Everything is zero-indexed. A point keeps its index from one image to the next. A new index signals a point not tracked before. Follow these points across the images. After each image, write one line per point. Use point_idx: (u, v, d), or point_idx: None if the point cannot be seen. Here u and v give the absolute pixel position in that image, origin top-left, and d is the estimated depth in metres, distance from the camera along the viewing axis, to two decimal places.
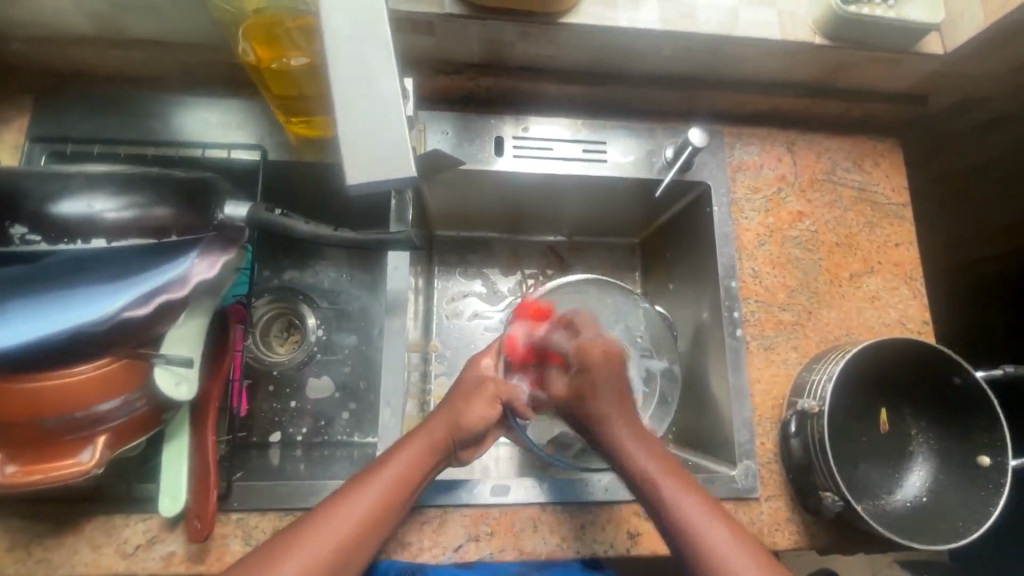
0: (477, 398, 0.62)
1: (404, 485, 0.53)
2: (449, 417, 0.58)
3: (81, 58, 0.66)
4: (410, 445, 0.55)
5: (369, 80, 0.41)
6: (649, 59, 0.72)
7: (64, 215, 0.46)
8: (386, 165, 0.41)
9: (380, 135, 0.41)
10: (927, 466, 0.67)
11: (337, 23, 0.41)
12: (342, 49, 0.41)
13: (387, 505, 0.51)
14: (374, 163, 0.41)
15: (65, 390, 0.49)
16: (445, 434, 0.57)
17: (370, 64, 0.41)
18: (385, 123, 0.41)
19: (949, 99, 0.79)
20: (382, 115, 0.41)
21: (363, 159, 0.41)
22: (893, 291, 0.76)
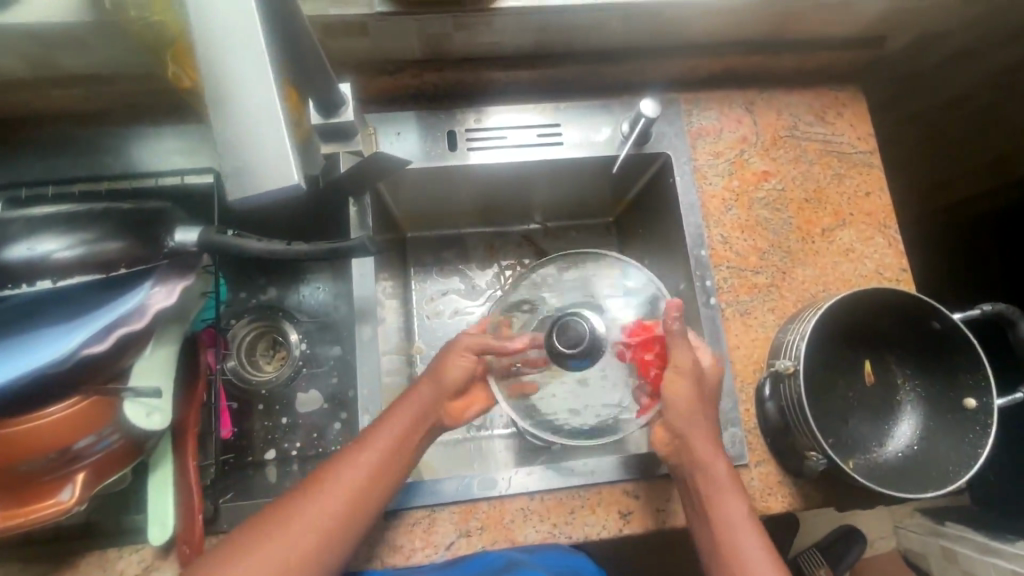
0: (454, 352, 0.58)
1: (399, 450, 0.53)
2: (434, 382, 0.57)
3: (24, 102, 0.66)
4: (406, 403, 0.55)
5: (241, 90, 0.37)
6: (592, 33, 0.70)
7: (10, 261, 0.47)
8: (261, 175, 0.37)
9: (255, 147, 0.38)
10: (916, 414, 0.67)
11: (211, 18, 0.37)
12: (212, 51, 0.37)
13: (384, 469, 0.52)
14: (249, 175, 0.37)
15: (36, 433, 0.49)
16: (433, 398, 0.56)
17: (242, 69, 0.37)
18: (261, 137, 0.38)
19: (906, 38, 0.77)
20: (253, 128, 0.37)
21: (245, 172, 0.37)
22: (867, 241, 0.74)
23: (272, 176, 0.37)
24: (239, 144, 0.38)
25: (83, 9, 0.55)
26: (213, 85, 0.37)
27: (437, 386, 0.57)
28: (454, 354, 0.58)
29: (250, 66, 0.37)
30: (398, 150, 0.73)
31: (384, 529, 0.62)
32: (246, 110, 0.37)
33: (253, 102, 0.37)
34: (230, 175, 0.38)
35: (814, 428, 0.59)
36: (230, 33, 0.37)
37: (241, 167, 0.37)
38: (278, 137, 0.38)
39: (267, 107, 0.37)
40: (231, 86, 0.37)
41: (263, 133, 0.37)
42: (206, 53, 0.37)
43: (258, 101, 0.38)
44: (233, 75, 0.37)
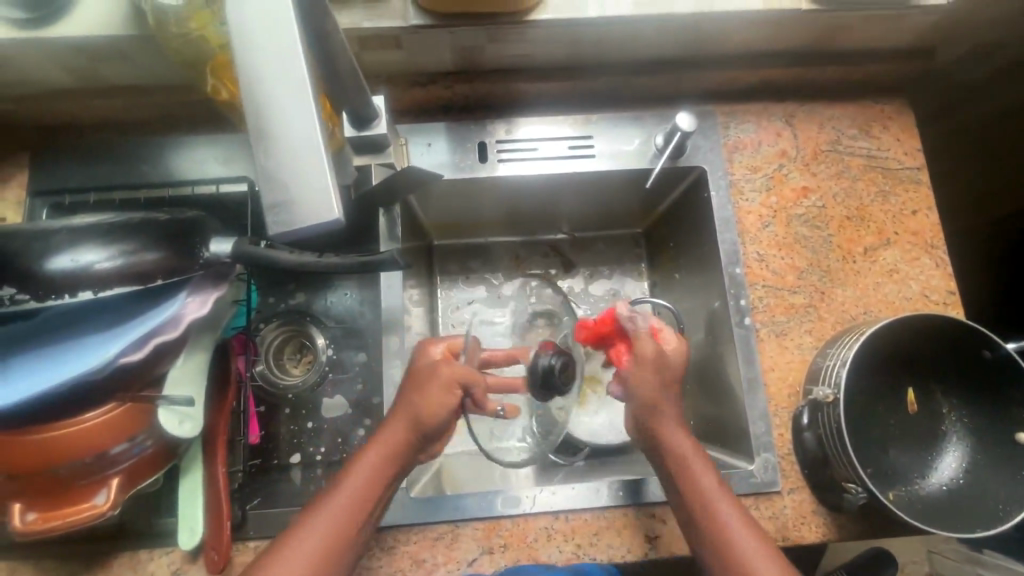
0: (429, 386, 0.53)
1: (373, 486, 0.52)
2: (407, 415, 0.53)
3: (70, 111, 0.68)
4: (384, 435, 0.53)
5: (285, 124, 0.38)
6: (627, 44, 0.69)
7: (54, 271, 0.48)
8: (301, 208, 0.38)
9: (297, 178, 0.38)
10: (963, 445, 0.63)
11: (263, 51, 0.38)
12: (259, 88, 0.38)
13: (359, 506, 0.51)
14: (290, 205, 0.38)
15: (77, 437, 0.51)
16: (407, 431, 0.53)
17: (286, 106, 0.38)
18: (302, 167, 0.38)
19: (958, 49, 0.74)
20: (296, 159, 0.38)
21: (287, 202, 0.38)
22: (913, 262, 0.71)
23: (312, 208, 0.38)
24: (282, 178, 0.38)
25: (128, 23, 0.56)
26: (258, 122, 0.39)
27: (412, 421, 0.53)
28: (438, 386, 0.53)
29: (293, 101, 0.38)
30: (428, 160, 0.72)
31: (407, 543, 0.62)
32: (289, 144, 0.38)
33: (294, 136, 0.38)
34: (272, 209, 0.38)
35: (853, 459, 0.56)
36: (275, 70, 0.38)
37: (283, 200, 0.38)
38: (319, 166, 0.38)
39: (308, 140, 0.38)
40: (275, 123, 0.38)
41: (304, 167, 0.38)
42: (253, 91, 0.38)
43: (300, 134, 0.38)
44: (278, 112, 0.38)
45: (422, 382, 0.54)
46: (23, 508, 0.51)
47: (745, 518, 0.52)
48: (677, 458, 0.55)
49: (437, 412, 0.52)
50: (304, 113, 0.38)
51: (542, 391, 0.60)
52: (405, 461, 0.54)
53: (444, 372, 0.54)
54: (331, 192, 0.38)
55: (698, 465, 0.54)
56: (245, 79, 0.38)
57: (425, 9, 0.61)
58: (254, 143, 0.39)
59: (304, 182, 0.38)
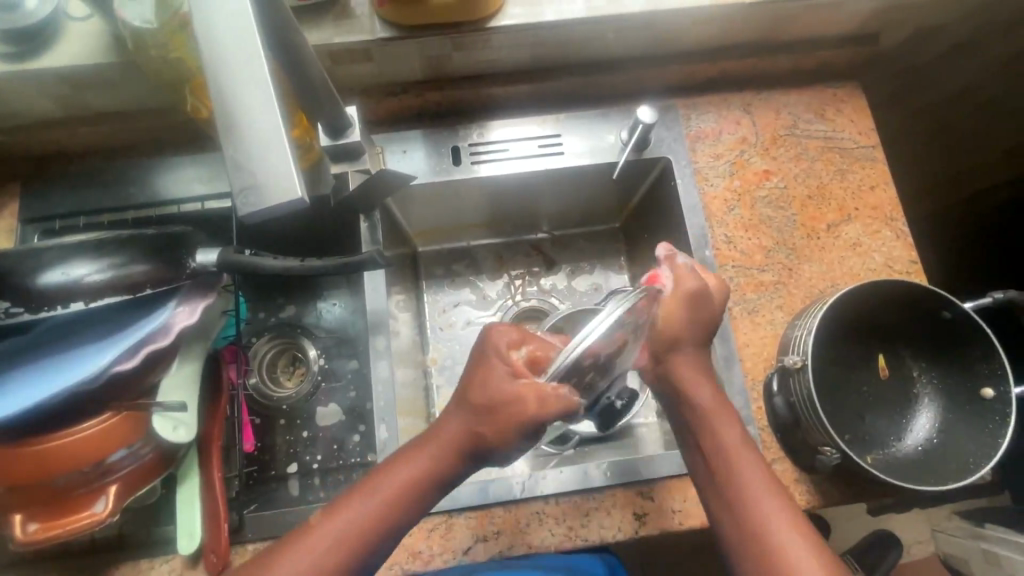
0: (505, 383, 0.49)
1: (413, 489, 0.50)
2: (465, 431, 0.50)
3: (57, 140, 0.71)
4: (427, 452, 0.51)
5: (250, 115, 0.39)
6: (588, 45, 0.73)
7: (45, 285, 0.50)
8: (271, 191, 0.39)
9: (264, 165, 0.39)
10: (934, 406, 0.66)
11: (228, 51, 0.40)
12: (225, 82, 0.40)
13: (393, 509, 0.49)
14: (259, 190, 0.39)
15: (74, 447, 0.52)
16: (457, 447, 0.50)
17: (250, 95, 0.39)
18: (267, 155, 0.39)
19: (900, 32, 0.78)
20: (263, 147, 0.39)
21: (258, 187, 0.39)
22: (875, 235, 0.74)
23: (281, 190, 0.39)
24: (248, 161, 0.39)
25: (111, 51, 0.60)
26: (224, 113, 0.40)
27: (469, 433, 0.50)
28: (518, 407, 0.48)
29: (258, 91, 0.40)
30: (405, 167, 0.75)
31: (402, 536, 0.64)
32: (255, 129, 0.39)
33: (258, 122, 0.39)
34: (242, 193, 0.39)
35: (826, 423, 0.59)
36: (240, 64, 0.40)
37: (253, 183, 0.39)
38: (283, 154, 0.39)
39: (274, 127, 0.40)
40: (240, 111, 0.40)
41: (270, 150, 0.39)
42: (217, 82, 0.40)
43: (264, 120, 0.39)
44: (241, 101, 0.39)
45: (502, 402, 0.48)
46: (25, 519, 0.53)
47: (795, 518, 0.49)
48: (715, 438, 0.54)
49: (504, 439, 0.49)
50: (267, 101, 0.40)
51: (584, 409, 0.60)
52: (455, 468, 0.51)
53: (529, 403, 0.47)
54: (297, 177, 0.39)
55: (742, 457, 0.52)
56: (210, 72, 0.40)
57: (392, 22, 0.65)
58: (222, 132, 0.40)
59: (270, 168, 0.39)
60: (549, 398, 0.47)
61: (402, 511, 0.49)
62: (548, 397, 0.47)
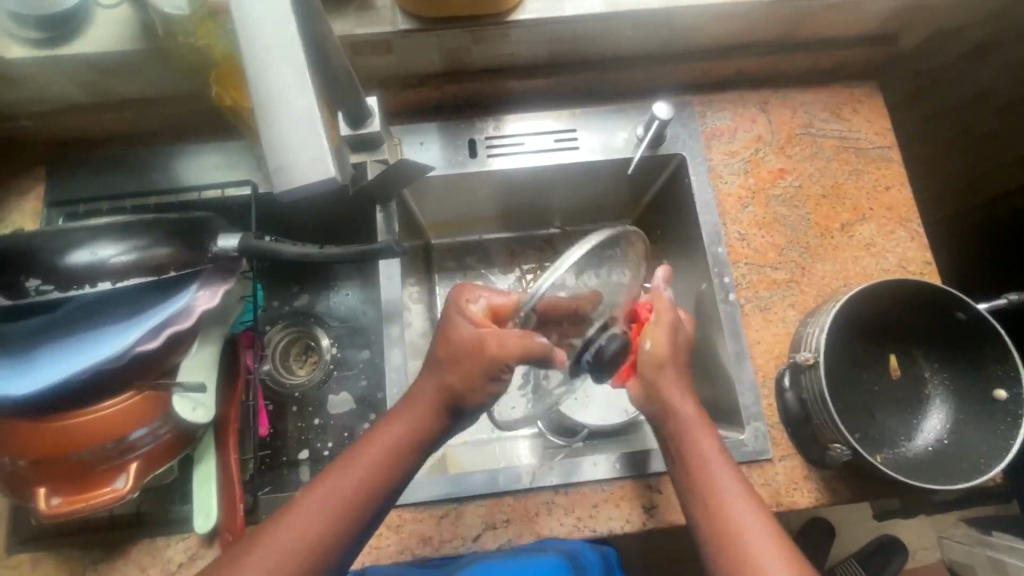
0: (465, 356, 0.53)
1: (395, 456, 0.53)
2: (436, 388, 0.54)
3: (84, 125, 0.72)
4: (404, 416, 0.54)
5: (286, 105, 0.41)
6: (606, 41, 0.73)
7: (73, 265, 0.51)
8: (305, 173, 0.41)
9: (299, 153, 0.41)
10: (946, 407, 0.66)
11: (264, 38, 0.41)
12: (260, 69, 0.41)
13: (379, 475, 0.52)
14: (293, 175, 0.41)
15: (100, 422, 0.54)
16: (434, 407, 0.54)
17: (285, 80, 0.41)
18: (302, 144, 0.41)
19: (919, 32, 0.78)
20: (296, 136, 0.41)
21: (292, 171, 0.41)
22: (889, 235, 0.74)
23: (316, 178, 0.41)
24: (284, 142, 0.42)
25: (138, 38, 0.61)
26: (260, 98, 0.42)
27: (442, 392, 0.54)
28: (485, 366, 0.53)
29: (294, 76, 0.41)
30: (422, 159, 0.76)
31: (413, 522, 0.64)
32: (293, 112, 0.42)
33: (294, 106, 0.41)
34: (278, 173, 0.41)
35: (836, 420, 0.59)
36: (274, 57, 0.41)
37: (287, 168, 0.41)
38: (316, 143, 0.41)
39: (307, 112, 0.42)
40: (277, 93, 0.41)
41: (308, 133, 0.41)
42: (255, 65, 0.41)
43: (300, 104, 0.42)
44: (277, 85, 0.41)
45: (463, 354, 0.53)
46: (49, 494, 0.54)
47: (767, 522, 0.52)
48: (690, 455, 0.56)
49: (470, 386, 0.53)
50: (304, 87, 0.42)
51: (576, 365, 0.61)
52: (432, 433, 0.55)
53: (488, 341, 0.53)
54: (328, 160, 0.42)
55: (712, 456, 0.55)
56: (249, 59, 0.41)
57: (414, 15, 0.66)
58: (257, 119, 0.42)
59: (301, 155, 0.41)
60: (502, 338, 0.53)
61: (389, 475, 0.52)
62: (504, 337, 0.52)
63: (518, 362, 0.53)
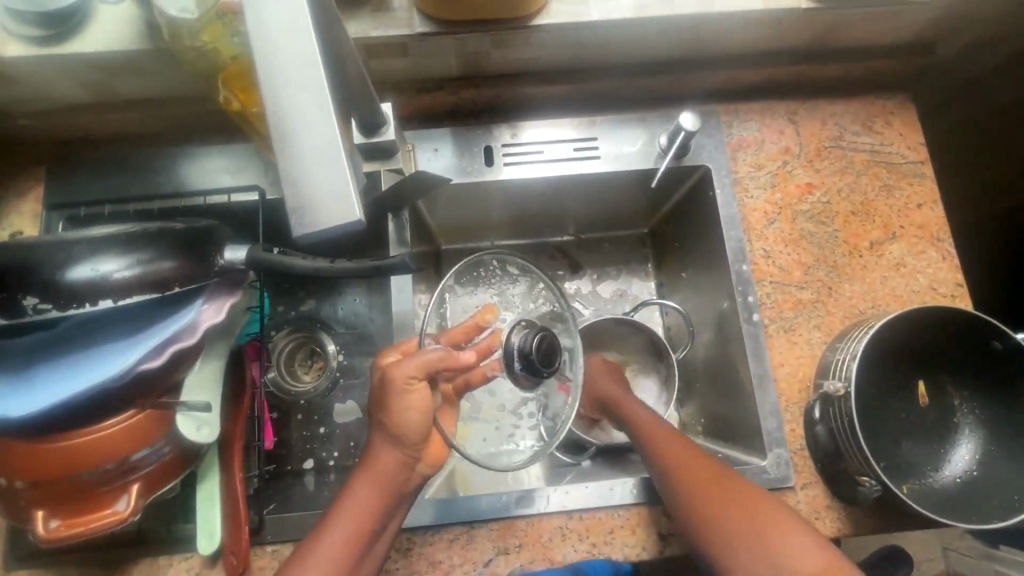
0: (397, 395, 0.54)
1: (374, 510, 0.53)
2: (384, 435, 0.55)
3: (85, 125, 0.69)
4: (375, 469, 0.54)
5: (306, 131, 0.39)
6: (631, 47, 0.70)
7: (74, 281, 0.49)
8: (329, 214, 0.38)
9: (319, 185, 0.39)
10: (976, 437, 0.64)
11: (280, 54, 0.39)
12: (280, 92, 0.39)
13: (364, 529, 0.53)
14: (313, 211, 0.39)
15: (99, 442, 0.52)
16: (394, 452, 0.55)
17: (306, 108, 0.39)
18: (322, 175, 0.39)
19: (957, 42, 0.74)
20: (316, 167, 0.39)
21: (313, 207, 0.39)
22: (920, 255, 0.71)
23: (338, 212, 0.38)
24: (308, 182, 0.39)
25: (143, 38, 0.58)
26: (280, 125, 0.40)
27: (392, 440, 0.55)
28: (399, 394, 0.53)
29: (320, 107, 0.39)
30: (436, 166, 0.73)
31: (423, 546, 0.63)
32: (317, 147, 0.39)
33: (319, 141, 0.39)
34: (298, 213, 0.39)
35: (865, 452, 0.57)
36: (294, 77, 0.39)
37: (306, 204, 0.39)
38: (338, 175, 0.39)
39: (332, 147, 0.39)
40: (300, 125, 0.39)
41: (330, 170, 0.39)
42: (274, 88, 0.39)
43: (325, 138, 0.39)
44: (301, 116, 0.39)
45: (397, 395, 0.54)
46: (47, 516, 0.52)
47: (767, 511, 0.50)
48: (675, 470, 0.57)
49: (399, 423, 0.54)
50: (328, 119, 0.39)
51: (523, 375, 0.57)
52: (402, 481, 0.55)
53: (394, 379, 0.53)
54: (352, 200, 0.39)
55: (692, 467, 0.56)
56: (269, 85, 0.39)
57: (432, 17, 0.62)
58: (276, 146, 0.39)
59: (322, 188, 0.39)
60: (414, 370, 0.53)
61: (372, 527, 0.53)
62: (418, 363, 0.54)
63: (432, 373, 0.54)
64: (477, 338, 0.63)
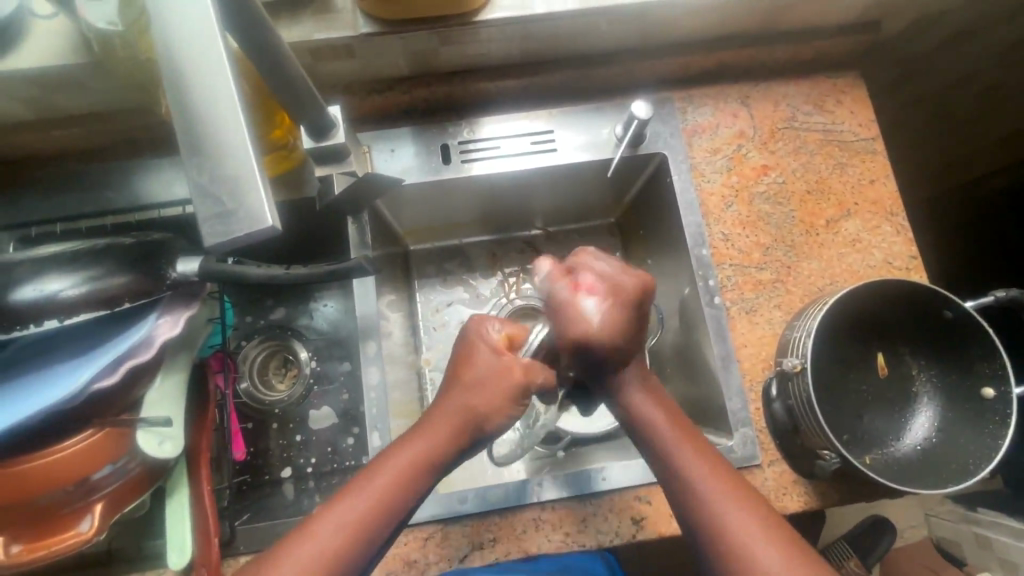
0: (498, 381, 0.53)
1: (412, 474, 0.50)
2: (463, 413, 0.52)
3: (31, 143, 0.68)
4: (427, 431, 0.52)
5: (212, 125, 0.35)
6: (580, 38, 0.70)
7: (20, 303, 0.48)
8: (237, 220, 0.34)
9: (228, 186, 0.34)
10: (934, 406, 0.65)
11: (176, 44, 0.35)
12: (180, 86, 0.35)
13: (396, 493, 0.49)
14: (225, 216, 0.34)
15: (54, 466, 0.50)
16: (446, 429, 0.51)
17: (212, 99, 0.35)
18: (231, 174, 0.34)
19: (901, 20, 0.76)
20: (223, 164, 0.35)
21: (221, 214, 0.34)
22: (874, 230, 0.73)
23: (249, 215, 0.34)
24: (213, 183, 0.35)
25: (79, 52, 0.57)
26: (186, 125, 0.35)
27: (466, 418, 0.52)
28: (502, 394, 0.52)
29: (220, 88, 0.35)
30: (393, 167, 0.73)
31: (398, 546, 0.63)
32: (221, 136, 0.35)
33: (223, 132, 0.35)
34: (211, 221, 0.34)
35: (823, 426, 0.58)
36: (194, 67, 0.35)
37: (220, 209, 0.34)
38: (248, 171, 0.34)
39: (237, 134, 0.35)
40: (199, 116, 0.35)
41: (235, 161, 0.35)
42: (172, 81, 0.35)
43: (228, 123, 0.35)
44: (200, 108, 0.35)
45: (491, 372, 0.53)
46: (8, 541, 0.51)
47: (737, 494, 0.49)
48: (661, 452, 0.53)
49: (493, 409, 0.52)
50: (230, 101, 0.35)
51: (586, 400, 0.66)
52: (447, 455, 0.52)
53: (515, 369, 0.53)
54: (262, 192, 0.34)
55: (677, 438, 0.53)
56: (169, 79, 0.35)
57: (376, 17, 0.62)
58: (181, 146, 0.35)
59: (230, 189, 0.34)
60: (531, 366, 0.54)
61: (406, 490, 0.49)
62: (530, 366, 0.54)
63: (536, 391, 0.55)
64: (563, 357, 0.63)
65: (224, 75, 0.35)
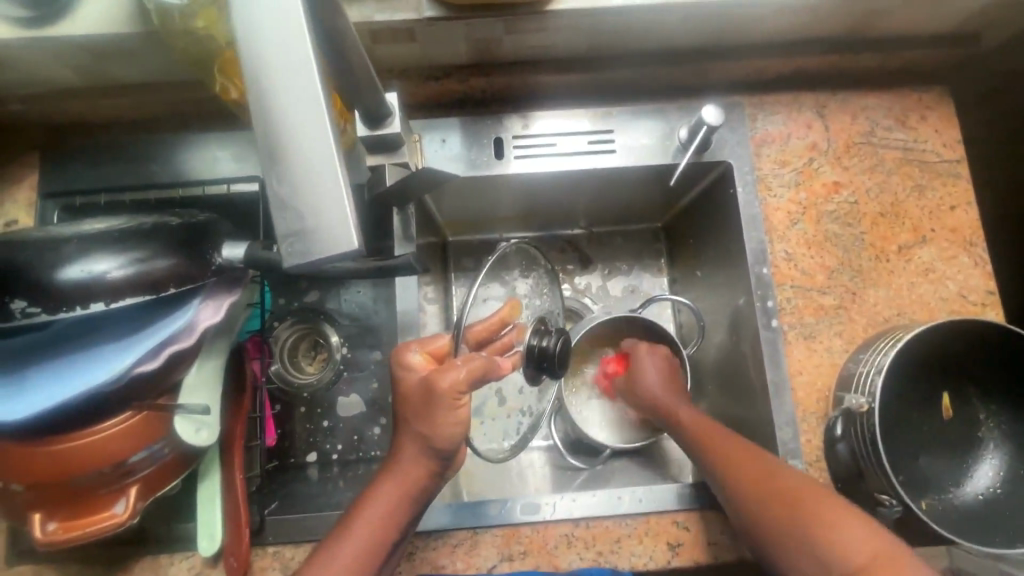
0: (437, 402, 0.51)
1: (394, 514, 0.52)
2: (418, 442, 0.53)
3: (77, 110, 0.67)
4: (400, 471, 0.53)
5: (294, 132, 0.33)
6: (652, 35, 0.66)
7: (67, 282, 0.47)
8: (319, 241, 0.32)
9: (310, 203, 0.33)
10: (999, 453, 0.62)
11: (265, 37, 0.33)
12: (262, 84, 0.33)
13: (383, 533, 0.51)
14: (305, 235, 0.33)
15: (94, 445, 0.50)
16: (420, 467, 0.53)
17: (292, 103, 0.33)
18: (315, 188, 0.33)
19: (1002, 34, 0.70)
20: (306, 178, 0.33)
21: (300, 232, 0.33)
22: (950, 260, 0.68)
23: (333, 236, 0.32)
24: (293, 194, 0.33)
25: (134, 21, 0.55)
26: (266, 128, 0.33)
27: (424, 449, 0.52)
28: (446, 405, 0.50)
29: (306, 89, 0.33)
30: (444, 159, 0.70)
31: (427, 551, 0.61)
32: (304, 143, 0.33)
33: (307, 140, 0.33)
34: (291, 241, 0.33)
35: (886, 469, 0.55)
36: (278, 63, 0.33)
37: (299, 228, 0.33)
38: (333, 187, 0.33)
39: (322, 146, 0.33)
40: (280, 119, 0.33)
41: (318, 174, 0.33)
42: (255, 78, 0.33)
43: (312, 132, 0.33)
44: (282, 111, 0.33)
45: (427, 389, 0.51)
46: (43, 519, 0.51)
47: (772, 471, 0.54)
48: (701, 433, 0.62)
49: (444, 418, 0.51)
50: (314, 106, 0.33)
51: (531, 369, 0.60)
52: (425, 490, 0.54)
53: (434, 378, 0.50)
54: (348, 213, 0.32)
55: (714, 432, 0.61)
56: (250, 74, 0.33)
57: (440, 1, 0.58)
58: (262, 154, 0.34)
59: (312, 206, 0.33)
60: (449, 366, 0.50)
61: (392, 530, 0.52)
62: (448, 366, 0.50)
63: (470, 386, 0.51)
64: (500, 335, 0.60)
65: (309, 75, 0.32)
